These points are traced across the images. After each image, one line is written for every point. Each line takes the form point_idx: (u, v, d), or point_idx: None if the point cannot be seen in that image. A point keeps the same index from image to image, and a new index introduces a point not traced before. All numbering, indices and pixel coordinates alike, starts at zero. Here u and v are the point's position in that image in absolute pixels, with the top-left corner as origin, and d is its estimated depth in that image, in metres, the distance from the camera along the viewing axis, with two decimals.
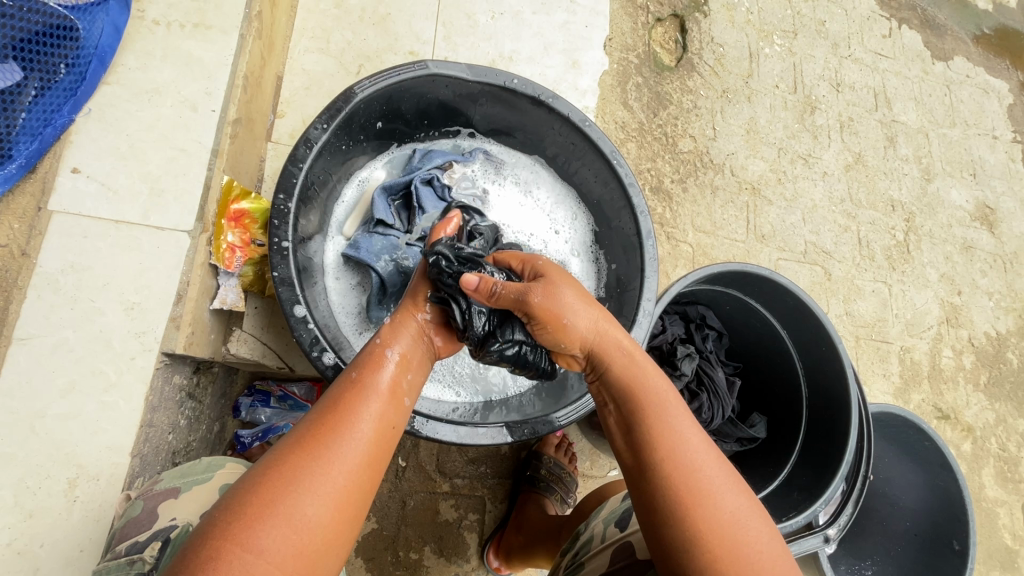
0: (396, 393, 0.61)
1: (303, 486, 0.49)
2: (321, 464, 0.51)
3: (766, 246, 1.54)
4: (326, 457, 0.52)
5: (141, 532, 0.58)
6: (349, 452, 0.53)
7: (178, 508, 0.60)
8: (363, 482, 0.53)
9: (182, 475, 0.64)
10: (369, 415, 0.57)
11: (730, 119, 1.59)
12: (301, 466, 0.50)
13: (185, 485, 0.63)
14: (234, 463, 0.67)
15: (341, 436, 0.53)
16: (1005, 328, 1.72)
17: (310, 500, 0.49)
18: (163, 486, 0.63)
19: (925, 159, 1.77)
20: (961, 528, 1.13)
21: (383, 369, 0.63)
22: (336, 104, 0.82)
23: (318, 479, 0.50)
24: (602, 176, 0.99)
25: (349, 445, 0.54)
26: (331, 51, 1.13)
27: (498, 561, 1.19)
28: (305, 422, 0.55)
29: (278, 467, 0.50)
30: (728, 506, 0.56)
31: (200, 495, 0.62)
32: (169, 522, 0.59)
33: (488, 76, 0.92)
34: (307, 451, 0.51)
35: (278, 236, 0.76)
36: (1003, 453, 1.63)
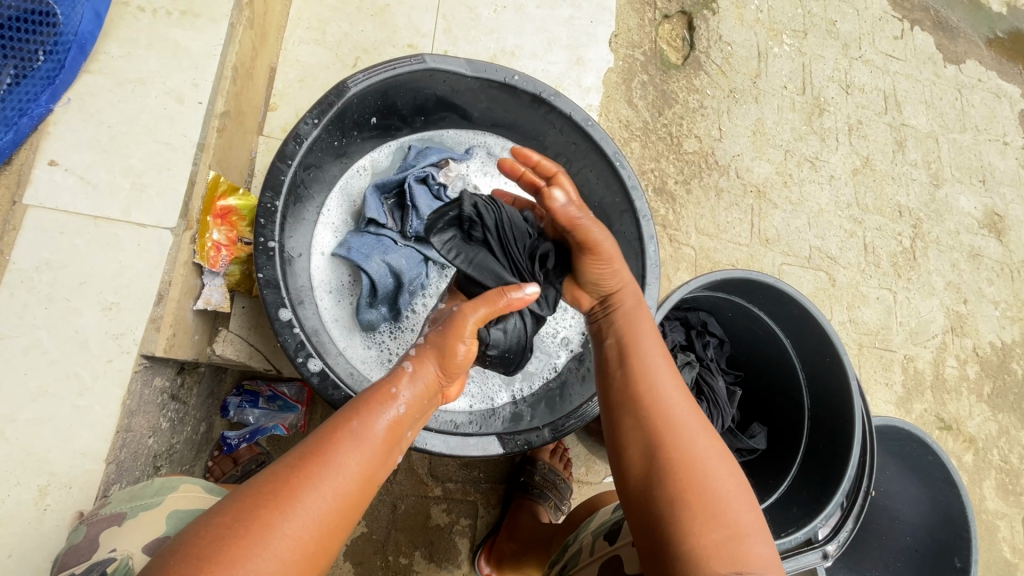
0: (390, 442, 0.58)
1: (265, 542, 0.46)
2: (284, 518, 0.48)
3: (770, 250, 1.51)
4: (294, 508, 0.49)
5: (79, 563, 0.55)
6: (316, 503, 0.50)
7: (118, 537, 0.57)
8: (329, 539, 0.50)
9: (128, 500, 0.62)
10: (357, 454, 0.54)
11: (736, 119, 1.55)
12: (269, 517, 0.47)
13: (131, 510, 0.60)
14: (186, 486, 0.65)
15: (318, 483, 0.51)
16: (1011, 338, 1.69)
17: (268, 556, 0.46)
18: (107, 512, 0.60)
19: (934, 164, 1.74)
20: (963, 545, 1.11)
21: (383, 413, 0.59)
22: (328, 98, 0.79)
23: (280, 535, 0.47)
24: (605, 178, 0.95)
25: (318, 498, 0.50)
26: (328, 42, 1.10)
27: (489, 568, 1.17)
28: (284, 463, 0.52)
29: (242, 517, 0.47)
30: (718, 462, 0.61)
31: (145, 523, 0.59)
32: (108, 554, 0.55)
33: (488, 72, 0.88)
34: (278, 500, 0.49)
35: (264, 235, 0.72)
36: (1005, 465, 1.60)
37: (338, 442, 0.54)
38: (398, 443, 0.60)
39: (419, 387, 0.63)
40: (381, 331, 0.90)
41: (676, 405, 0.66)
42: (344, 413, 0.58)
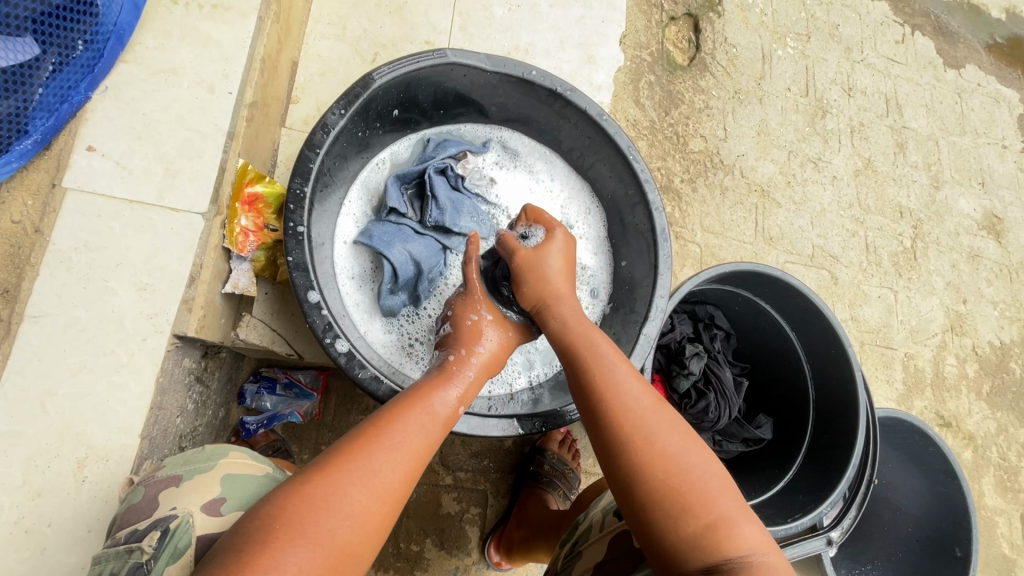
0: (446, 423, 0.64)
1: (338, 504, 0.51)
2: (360, 484, 0.53)
3: (774, 249, 1.54)
4: (361, 473, 0.54)
5: (142, 519, 0.58)
6: (389, 472, 0.55)
7: (178, 496, 0.60)
8: (393, 507, 0.55)
9: (183, 463, 0.64)
10: (420, 432, 0.60)
11: (741, 120, 1.58)
12: (338, 482, 0.52)
13: (187, 473, 0.62)
14: (236, 452, 0.66)
15: (380, 453, 0.56)
16: (1009, 338, 1.72)
17: (342, 518, 0.51)
18: (163, 474, 0.62)
19: (934, 166, 1.77)
20: (964, 535, 1.13)
21: (439, 400, 0.65)
22: (354, 89, 0.82)
23: (356, 499, 0.52)
24: (618, 171, 0.98)
25: (390, 467, 0.56)
26: (347, 38, 1.12)
27: (499, 556, 1.20)
28: (346, 437, 0.57)
29: (315, 479, 0.52)
30: (689, 448, 0.62)
31: (201, 484, 0.61)
32: (169, 512, 0.58)
33: (508, 66, 0.91)
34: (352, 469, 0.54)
35: (293, 220, 0.75)
36: (1003, 462, 1.63)
37: (399, 420, 0.60)
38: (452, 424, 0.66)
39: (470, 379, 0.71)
40: (400, 317, 0.92)
41: (638, 405, 0.64)
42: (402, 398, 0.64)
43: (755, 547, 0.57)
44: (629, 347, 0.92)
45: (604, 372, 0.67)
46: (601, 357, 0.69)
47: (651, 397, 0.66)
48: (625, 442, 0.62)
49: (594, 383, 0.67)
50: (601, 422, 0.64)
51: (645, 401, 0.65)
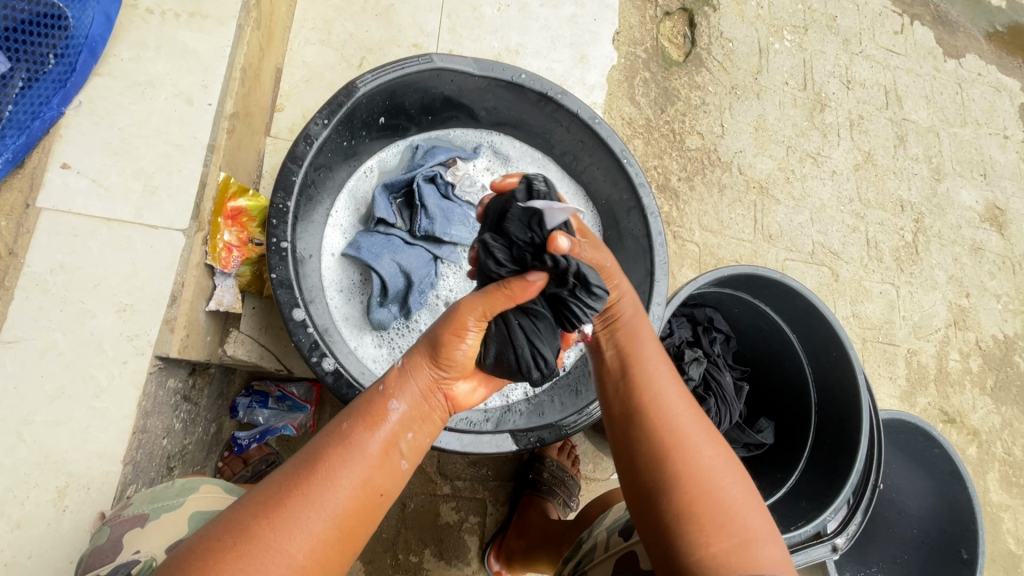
0: (384, 452, 0.55)
1: (255, 563, 0.47)
2: (273, 534, 0.48)
3: (773, 246, 1.51)
4: (283, 524, 0.49)
5: (104, 564, 0.56)
6: (307, 519, 0.49)
7: (142, 539, 0.58)
8: (327, 552, 0.50)
9: (150, 501, 0.63)
10: (348, 468, 0.52)
11: (738, 115, 1.56)
12: (259, 536, 0.48)
13: (154, 511, 0.62)
14: (205, 486, 0.67)
15: (302, 499, 0.50)
16: (1013, 331, 1.70)
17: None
18: (129, 513, 0.61)
19: (935, 159, 1.74)
20: (970, 536, 1.12)
21: (377, 422, 0.56)
22: (337, 98, 0.79)
23: (266, 553, 0.47)
24: (612, 176, 0.96)
25: (306, 513, 0.49)
26: (332, 43, 1.10)
27: (499, 565, 1.19)
28: (276, 477, 0.52)
29: (232, 538, 0.47)
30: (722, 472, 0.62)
31: (168, 524, 0.60)
32: (132, 556, 0.56)
33: (496, 70, 0.89)
34: (267, 516, 0.49)
35: (276, 236, 0.73)
36: (1008, 457, 1.61)
37: (330, 455, 0.53)
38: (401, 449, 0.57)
39: (420, 391, 0.59)
40: (391, 329, 0.90)
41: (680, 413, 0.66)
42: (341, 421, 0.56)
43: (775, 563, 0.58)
44: None
45: (651, 374, 0.68)
46: (648, 362, 0.70)
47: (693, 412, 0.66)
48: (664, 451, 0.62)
49: (641, 391, 0.67)
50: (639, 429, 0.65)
51: (686, 412, 0.66)
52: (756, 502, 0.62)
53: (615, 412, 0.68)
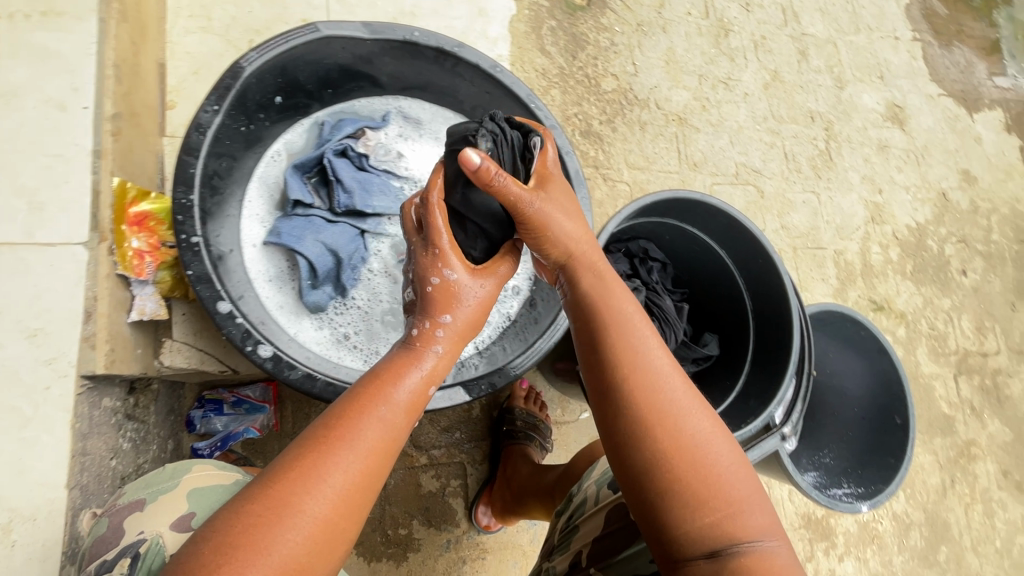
0: (409, 410, 0.59)
1: (288, 522, 0.49)
2: (308, 496, 0.50)
3: (699, 173, 1.57)
4: (317, 488, 0.51)
5: (110, 549, 0.58)
6: (333, 478, 0.52)
7: (145, 520, 0.60)
8: (353, 508, 0.53)
9: (145, 487, 0.63)
10: (378, 429, 0.56)
11: (648, 52, 1.58)
12: (285, 501, 0.49)
13: (150, 495, 0.62)
14: (199, 466, 0.66)
15: (335, 466, 0.52)
16: (924, 218, 1.84)
17: (293, 537, 0.49)
18: (126, 500, 0.62)
19: (836, 68, 1.83)
20: (901, 403, 1.26)
21: (400, 385, 0.60)
22: (224, 81, 0.76)
23: (303, 514, 0.49)
24: (523, 122, 0.97)
25: (335, 474, 0.52)
26: (215, 28, 1.04)
27: (488, 518, 1.26)
28: (297, 442, 0.53)
29: (268, 505, 0.49)
30: (712, 441, 0.61)
31: (167, 503, 0.61)
32: (137, 536, 0.58)
33: (387, 32, 0.87)
34: (297, 479, 0.51)
35: (185, 232, 0.70)
36: (933, 331, 1.77)
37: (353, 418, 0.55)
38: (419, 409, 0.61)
39: (440, 355, 0.64)
40: (329, 310, 0.89)
41: (668, 387, 0.62)
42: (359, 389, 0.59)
43: (762, 535, 0.58)
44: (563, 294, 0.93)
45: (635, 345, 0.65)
46: (633, 332, 0.66)
47: (681, 380, 0.65)
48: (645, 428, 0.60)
49: (624, 361, 0.64)
50: (624, 401, 0.62)
51: (675, 382, 0.63)
52: (750, 473, 0.62)
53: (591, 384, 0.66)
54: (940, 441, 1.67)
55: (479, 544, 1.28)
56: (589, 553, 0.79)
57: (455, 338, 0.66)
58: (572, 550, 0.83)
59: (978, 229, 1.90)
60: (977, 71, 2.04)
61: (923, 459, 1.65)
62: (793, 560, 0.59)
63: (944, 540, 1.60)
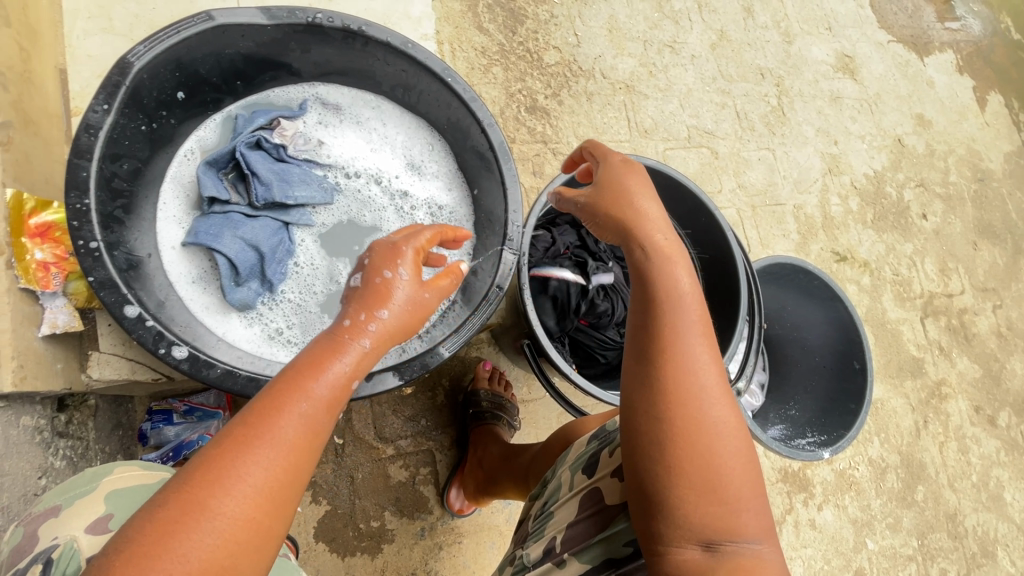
0: (336, 401, 0.55)
1: (201, 524, 0.45)
2: (222, 490, 0.47)
3: (651, 140, 1.56)
4: (231, 487, 0.47)
5: (24, 558, 0.57)
6: (250, 472, 0.48)
7: (61, 525, 0.58)
8: (278, 503, 0.49)
9: (61, 493, 0.62)
10: (298, 422, 0.51)
11: (589, 21, 1.56)
12: (195, 499, 0.46)
13: (67, 500, 0.61)
14: (121, 467, 0.65)
15: (251, 463, 0.48)
16: (881, 165, 1.85)
17: (210, 535, 0.45)
18: (41, 508, 0.61)
19: (783, 22, 1.82)
20: (858, 348, 1.26)
21: (327, 372, 0.55)
22: (111, 79, 0.73)
23: (218, 511, 0.46)
24: (443, 98, 0.94)
25: (251, 466, 0.48)
26: (118, 29, 1.00)
27: (460, 502, 1.25)
28: (221, 435, 0.50)
29: (179, 513, 0.45)
30: (724, 435, 0.61)
31: (83, 507, 0.59)
32: (51, 541, 0.56)
33: (286, 15, 0.83)
34: (212, 478, 0.47)
35: (83, 237, 0.68)
36: (898, 277, 1.78)
37: (278, 411, 0.51)
38: (346, 398, 0.56)
39: (365, 350, 0.58)
40: (259, 307, 0.87)
41: (705, 380, 0.63)
42: (286, 376, 0.54)
43: (753, 530, 0.60)
44: (496, 268, 0.90)
45: (684, 327, 0.66)
46: (686, 317, 0.66)
47: (715, 371, 0.65)
48: (674, 427, 0.61)
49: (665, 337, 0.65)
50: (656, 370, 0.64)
51: (707, 373, 0.64)
52: (755, 468, 0.63)
53: (635, 367, 0.67)
54: (911, 384, 1.69)
55: (454, 528, 1.28)
56: (563, 538, 0.76)
57: (381, 336, 0.59)
58: (544, 537, 0.80)
59: (936, 172, 1.91)
60: (926, 14, 2.03)
61: (895, 403, 1.67)
62: (781, 563, 0.61)
63: (921, 480, 1.63)
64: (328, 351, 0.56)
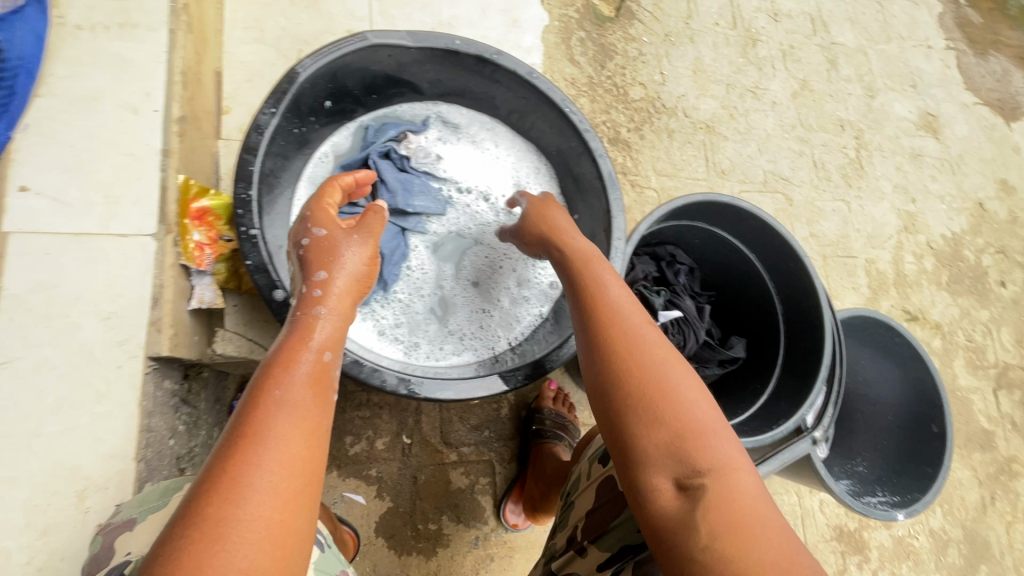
0: (317, 383, 0.56)
1: (227, 537, 0.43)
2: (239, 497, 0.45)
3: (727, 181, 1.58)
4: (244, 493, 0.45)
5: (99, 570, 0.57)
6: (262, 475, 0.46)
7: (132, 540, 0.58)
8: (295, 502, 0.47)
9: (137, 506, 0.62)
10: (289, 410, 0.52)
11: (676, 61, 1.61)
12: (216, 516, 0.43)
13: (141, 513, 0.61)
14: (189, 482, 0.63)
15: (258, 461, 0.47)
16: (959, 227, 1.81)
17: (238, 548, 0.43)
18: (119, 519, 0.62)
19: (867, 77, 1.83)
20: (937, 411, 1.23)
21: (303, 354, 0.57)
22: (280, 86, 0.81)
23: (240, 518, 0.44)
24: (559, 126, 1.00)
25: (261, 472, 0.46)
26: (267, 39, 1.11)
27: (516, 517, 1.27)
28: (220, 448, 0.48)
29: (192, 529, 0.43)
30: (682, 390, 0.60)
31: (151, 524, 0.59)
32: (124, 557, 0.56)
33: (431, 40, 0.91)
34: (223, 485, 0.45)
35: (244, 224, 0.75)
36: (971, 343, 1.72)
37: (266, 400, 0.51)
38: (328, 381, 0.58)
39: (332, 315, 0.63)
40: (373, 303, 0.97)
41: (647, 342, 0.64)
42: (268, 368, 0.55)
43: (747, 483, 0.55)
44: None
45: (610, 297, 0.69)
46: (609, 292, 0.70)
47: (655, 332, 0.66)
48: (631, 396, 0.60)
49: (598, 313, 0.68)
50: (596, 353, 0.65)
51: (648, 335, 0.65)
52: (722, 418, 0.60)
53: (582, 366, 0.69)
54: (979, 457, 1.62)
55: (506, 542, 1.29)
56: (584, 527, 0.79)
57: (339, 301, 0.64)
58: (568, 525, 0.84)
59: (1017, 240, 1.86)
60: (1015, 79, 2.00)
61: (961, 475, 1.60)
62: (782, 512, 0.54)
63: (984, 559, 1.54)
64: (300, 332, 0.60)
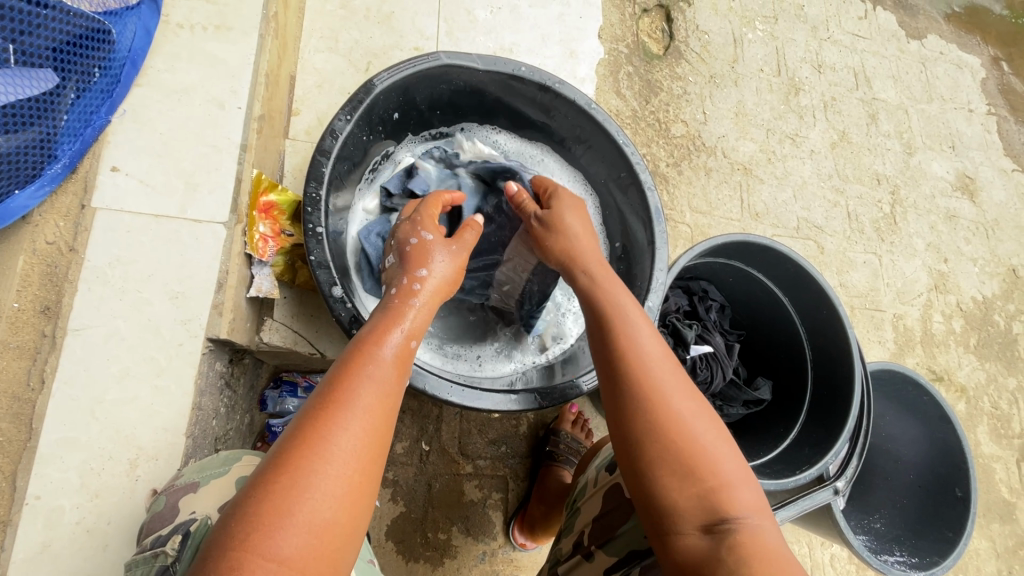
0: (398, 366, 0.60)
1: (310, 483, 0.48)
2: (322, 454, 0.50)
3: (760, 223, 1.60)
4: (330, 451, 0.50)
5: (164, 525, 0.60)
6: (344, 436, 0.51)
7: (195, 501, 0.62)
8: (368, 467, 0.52)
9: (198, 471, 0.66)
10: (373, 386, 0.56)
11: (719, 102, 1.65)
12: (302, 463, 0.49)
13: (202, 478, 0.64)
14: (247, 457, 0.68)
15: (342, 424, 0.52)
16: (990, 292, 1.80)
17: (316, 495, 0.48)
18: (180, 482, 0.65)
19: (906, 134, 1.85)
20: (962, 475, 1.20)
21: (388, 339, 0.61)
22: (357, 96, 0.86)
23: (321, 472, 0.49)
24: (609, 156, 1.03)
25: (344, 433, 0.51)
26: (340, 49, 1.17)
27: (523, 537, 1.26)
28: (307, 407, 0.53)
29: (282, 474, 0.48)
30: (692, 415, 0.63)
31: (212, 490, 0.63)
32: (188, 515, 0.60)
33: (498, 65, 0.96)
34: (308, 440, 0.50)
35: (312, 222, 0.79)
36: (996, 410, 1.70)
37: (353, 373, 0.56)
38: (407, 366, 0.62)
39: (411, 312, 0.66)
40: None
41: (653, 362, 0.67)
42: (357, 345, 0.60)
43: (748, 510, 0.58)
44: None
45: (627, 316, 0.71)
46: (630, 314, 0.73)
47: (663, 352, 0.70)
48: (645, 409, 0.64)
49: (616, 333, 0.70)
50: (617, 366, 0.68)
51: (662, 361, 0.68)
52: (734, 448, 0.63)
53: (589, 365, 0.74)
54: (998, 527, 1.58)
55: (513, 560, 1.28)
56: (591, 533, 0.82)
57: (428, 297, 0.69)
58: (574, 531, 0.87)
59: None
60: None
61: (978, 544, 1.56)
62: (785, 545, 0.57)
63: None
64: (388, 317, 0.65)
